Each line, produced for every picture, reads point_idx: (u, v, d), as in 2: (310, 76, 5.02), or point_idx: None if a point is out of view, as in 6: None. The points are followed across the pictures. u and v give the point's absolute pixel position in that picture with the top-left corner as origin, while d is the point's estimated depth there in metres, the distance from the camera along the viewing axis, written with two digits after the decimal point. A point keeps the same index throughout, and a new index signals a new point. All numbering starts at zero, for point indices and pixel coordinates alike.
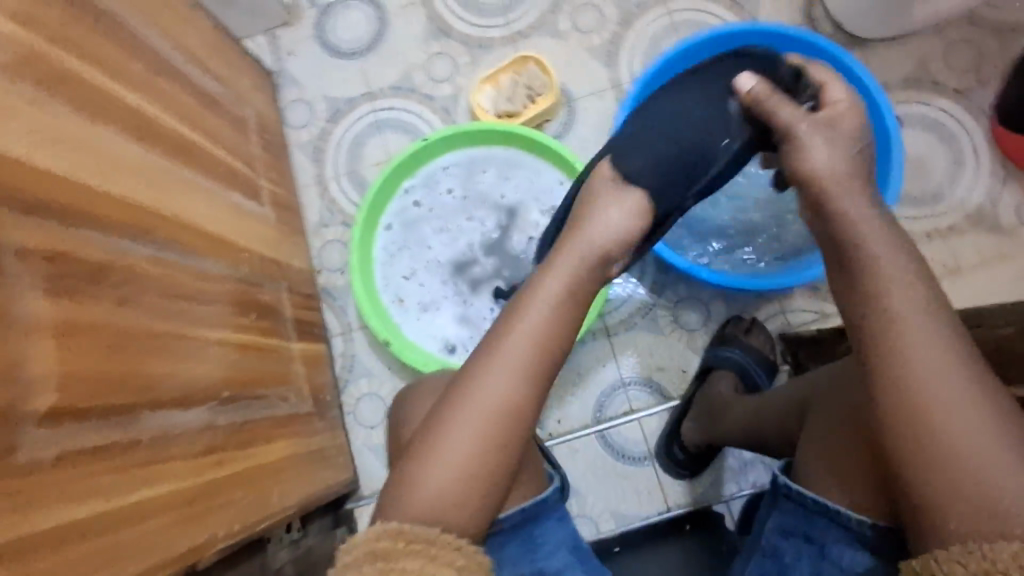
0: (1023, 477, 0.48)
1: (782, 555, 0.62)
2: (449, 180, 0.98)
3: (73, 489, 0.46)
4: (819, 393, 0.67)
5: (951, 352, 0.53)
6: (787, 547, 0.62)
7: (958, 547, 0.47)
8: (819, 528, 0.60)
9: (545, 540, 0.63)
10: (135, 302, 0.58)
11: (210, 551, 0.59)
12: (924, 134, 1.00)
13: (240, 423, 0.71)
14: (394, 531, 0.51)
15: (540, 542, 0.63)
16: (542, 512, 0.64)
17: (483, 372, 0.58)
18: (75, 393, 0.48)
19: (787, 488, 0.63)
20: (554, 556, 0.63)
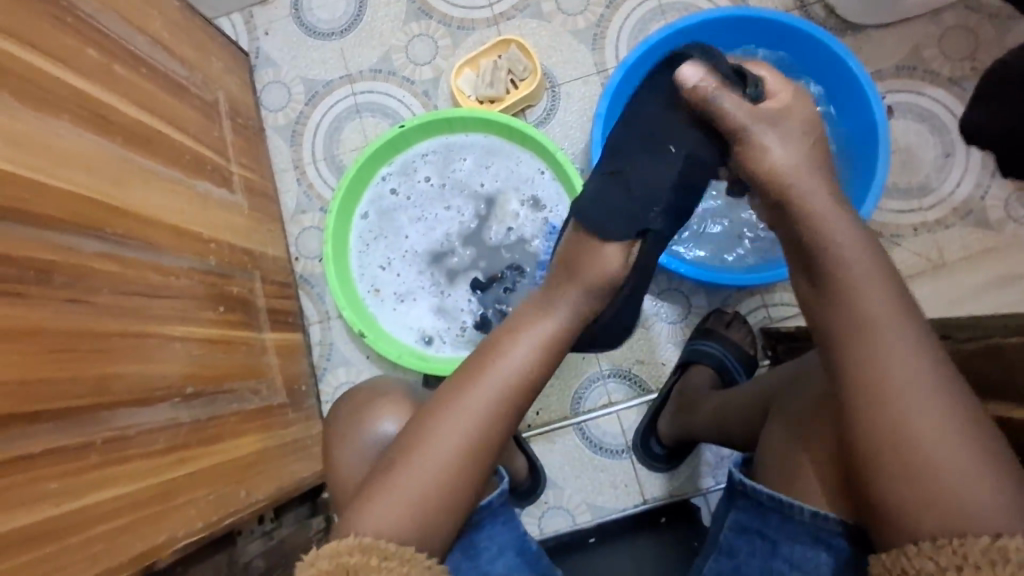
0: (987, 490, 0.47)
1: (736, 554, 0.59)
2: (426, 168, 0.96)
3: (18, 496, 0.45)
4: (783, 392, 0.66)
5: (923, 357, 0.52)
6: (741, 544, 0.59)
7: (928, 542, 0.46)
8: (773, 525, 0.57)
9: (488, 548, 0.61)
10: (87, 301, 0.57)
11: (171, 550, 0.59)
12: (915, 125, 0.97)
13: (205, 419, 0.70)
14: (362, 544, 0.51)
15: (481, 549, 0.61)
16: (490, 518, 0.62)
17: (459, 399, 0.61)
18: (21, 397, 0.47)
19: (742, 485, 0.60)
20: (497, 561, 0.61)
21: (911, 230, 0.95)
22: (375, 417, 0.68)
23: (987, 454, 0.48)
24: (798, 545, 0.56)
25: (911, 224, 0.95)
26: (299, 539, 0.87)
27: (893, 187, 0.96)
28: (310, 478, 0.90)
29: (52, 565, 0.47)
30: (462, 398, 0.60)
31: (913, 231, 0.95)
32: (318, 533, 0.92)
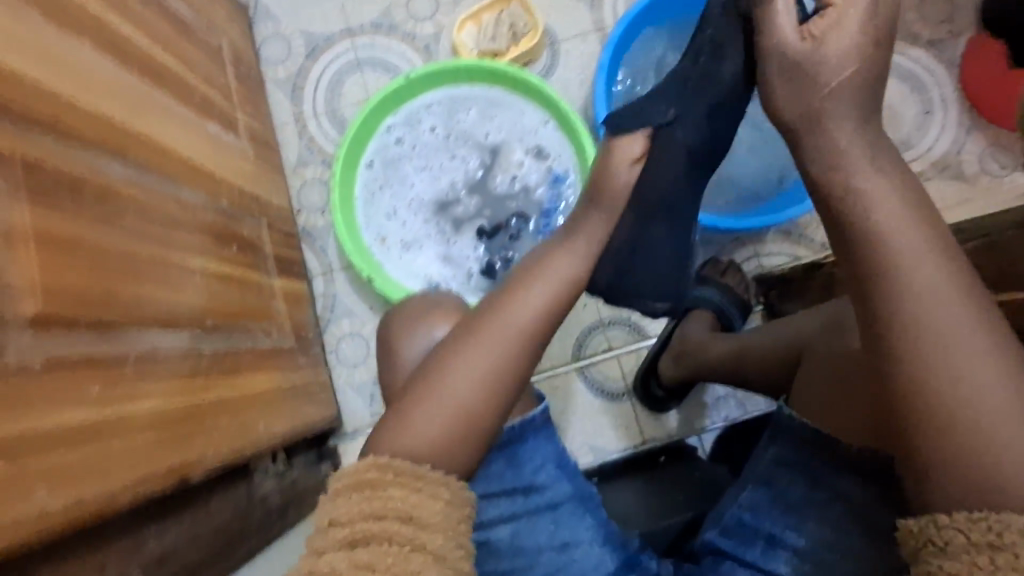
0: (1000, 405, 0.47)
1: (775, 481, 0.61)
2: (431, 118, 0.97)
3: (64, 395, 0.46)
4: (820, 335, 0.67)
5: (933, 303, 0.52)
6: (781, 475, 0.61)
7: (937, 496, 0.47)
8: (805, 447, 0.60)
9: (529, 459, 0.65)
10: (115, 221, 0.57)
11: (200, 468, 0.60)
12: (898, 83, 1.02)
13: (225, 351, 0.71)
14: (382, 464, 0.53)
15: (524, 460, 0.65)
16: (529, 434, 0.65)
17: (472, 342, 0.60)
18: (62, 302, 0.48)
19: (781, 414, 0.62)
20: (541, 471, 0.65)
21: None
22: (399, 345, 0.70)
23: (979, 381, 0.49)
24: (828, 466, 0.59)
25: None
26: (308, 480, 0.88)
27: None
28: (319, 421, 0.91)
29: (99, 465, 0.48)
30: (477, 348, 0.60)
31: None
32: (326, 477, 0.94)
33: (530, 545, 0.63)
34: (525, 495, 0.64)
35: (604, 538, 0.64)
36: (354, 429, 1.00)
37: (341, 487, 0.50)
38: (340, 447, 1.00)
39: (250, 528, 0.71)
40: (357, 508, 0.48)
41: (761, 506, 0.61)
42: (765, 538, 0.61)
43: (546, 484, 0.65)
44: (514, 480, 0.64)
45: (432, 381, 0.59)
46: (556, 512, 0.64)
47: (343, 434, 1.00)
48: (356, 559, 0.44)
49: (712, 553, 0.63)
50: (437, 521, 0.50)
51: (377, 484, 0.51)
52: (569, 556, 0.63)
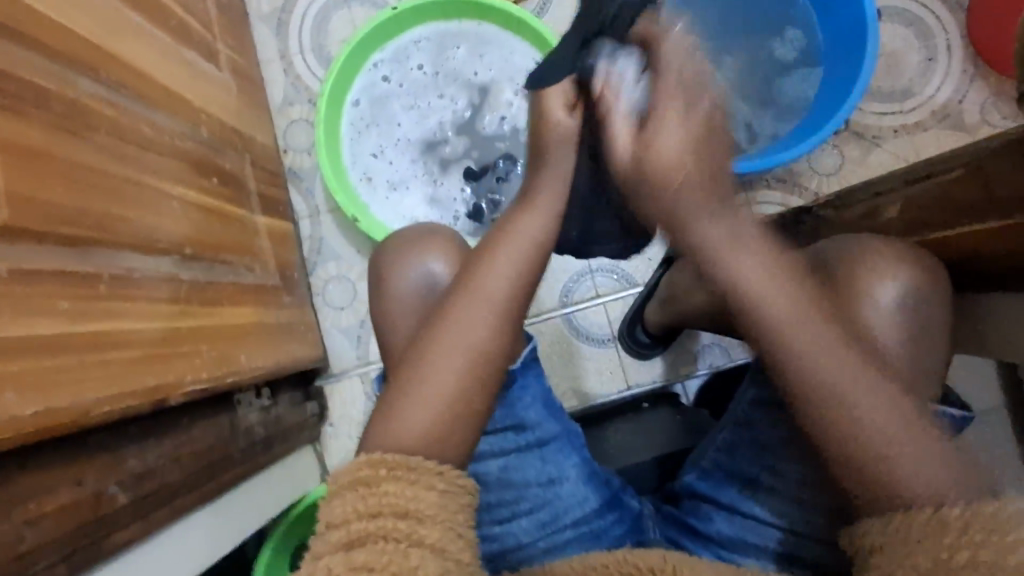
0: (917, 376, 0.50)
1: (756, 426, 0.62)
2: (419, 54, 0.94)
3: (33, 304, 0.46)
4: None
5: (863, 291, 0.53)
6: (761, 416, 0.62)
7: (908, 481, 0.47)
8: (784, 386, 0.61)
9: (522, 398, 0.64)
10: (86, 138, 0.56)
11: (179, 392, 0.60)
12: (901, 29, 0.99)
13: (205, 282, 0.70)
14: (375, 459, 0.47)
15: (515, 399, 0.64)
16: (520, 375, 0.64)
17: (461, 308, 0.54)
18: (30, 213, 0.47)
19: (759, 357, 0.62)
20: (531, 409, 0.64)
21: (891, 132, 0.98)
22: (383, 272, 0.68)
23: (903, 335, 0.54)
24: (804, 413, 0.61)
25: (890, 126, 0.98)
26: (294, 418, 0.89)
27: (876, 90, 0.99)
28: (304, 360, 0.91)
29: (71, 378, 0.48)
30: (459, 316, 0.54)
31: (893, 133, 0.98)
32: (311, 417, 0.95)
33: (519, 480, 0.63)
34: (516, 432, 0.63)
35: (588, 477, 0.65)
36: (340, 371, 1.01)
37: (338, 487, 0.46)
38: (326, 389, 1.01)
39: (234, 456, 0.72)
40: (352, 509, 0.44)
41: (740, 447, 0.62)
42: (741, 480, 0.62)
43: (535, 422, 0.65)
44: (506, 418, 0.63)
45: (427, 346, 0.54)
46: (544, 450, 0.64)
47: (330, 375, 1.01)
48: (352, 560, 0.40)
49: (691, 495, 0.65)
50: (434, 513, 0.45)
51: (371, 482, 0.46)
52: (554, 493, 0.63)
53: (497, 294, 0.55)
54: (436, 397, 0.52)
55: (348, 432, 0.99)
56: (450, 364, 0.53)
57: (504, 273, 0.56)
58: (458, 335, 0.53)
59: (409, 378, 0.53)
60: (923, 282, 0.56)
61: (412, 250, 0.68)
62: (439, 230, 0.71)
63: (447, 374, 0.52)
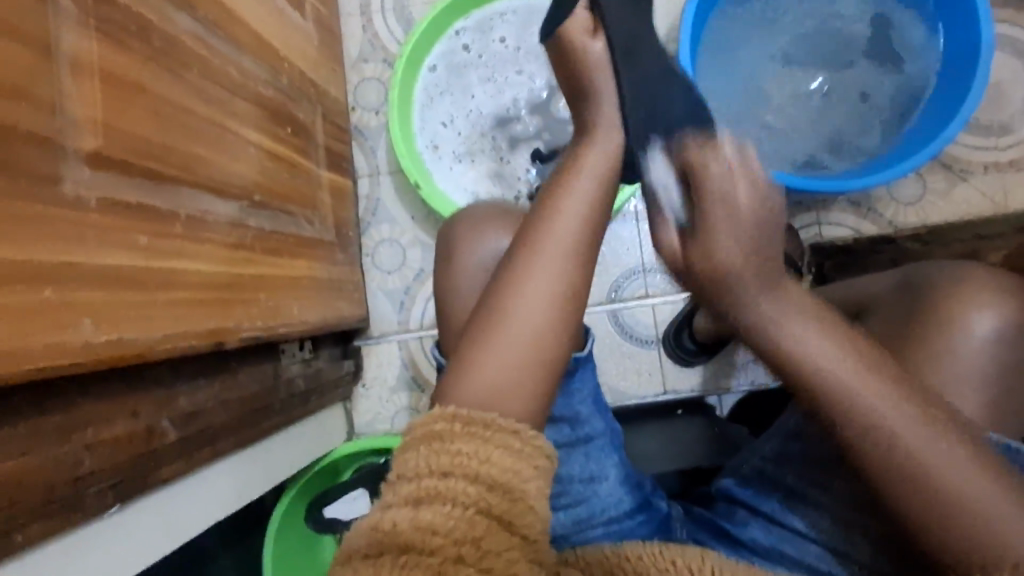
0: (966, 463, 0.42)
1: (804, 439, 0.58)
2: (503, 27, 0.92)
3: (114, 235, 0.46)
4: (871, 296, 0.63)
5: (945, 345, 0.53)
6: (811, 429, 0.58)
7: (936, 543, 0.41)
8: None
9: (580, 391, 0.62)
10: (179, 75, 0.56)
11: (235, 338, 0.61)
12: (1013, 60, 0.93)
13: (268, 231, 0.70)
14: (450, 415, 0.44)
15: (573, 391, 0.62)
16: (582, 365, 0.62)
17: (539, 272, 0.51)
18: (121, 144, 0.48)
19: None
20: (583, 404, 0.62)
21: (982, 168, 0.93)
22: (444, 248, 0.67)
23: (979, 388, 0.52)
24: None
25: (982, 161, 0.93)
26: (332, 373, 0.90)
27: (974, 122, 0.94)
28: (348, 319, 0.91)
29: (139, 312, 0.48)
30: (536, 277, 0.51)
31: (984, 169, 0.93)
32: (347, 374, 0.96)
33: (564, 474, 0.61)
34: (570, 426, 0.62)
35: (625, 478, 0.62)
36: (381, 333, 1.01)
37: (412, 440, 0.43)
38: (364, 348, 1.01)
39: (274, 406, 0.72)
40: (423, 464, 0.41)
41: (786, 459, 0.59)
42: (784, 490, 0.59)
43: (587, 417, 0.63)
44: (564, 408, 0.61)
45: (489, 317, 0.50)
46: (589, 446, 0.62)
47: (369, 336, 1.01)
48: (418, 519, 0.37)
49: (727, 499, 0.62)
50: (506, 480, 0.41)
51: (445, 436, 0.42)
52: (593, 490, 0.61)
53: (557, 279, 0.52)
54: (503, 361, 0.48)
55: (380, 395, 1.00)
56: (515, 343, 0.48)
57: (563, 241, 0.53)
58: (530, 290, 0.50)
59: (471, 344, 0.49)
60: None
61: (495, 224, 0.67)
62: (507, 214, 0.70)
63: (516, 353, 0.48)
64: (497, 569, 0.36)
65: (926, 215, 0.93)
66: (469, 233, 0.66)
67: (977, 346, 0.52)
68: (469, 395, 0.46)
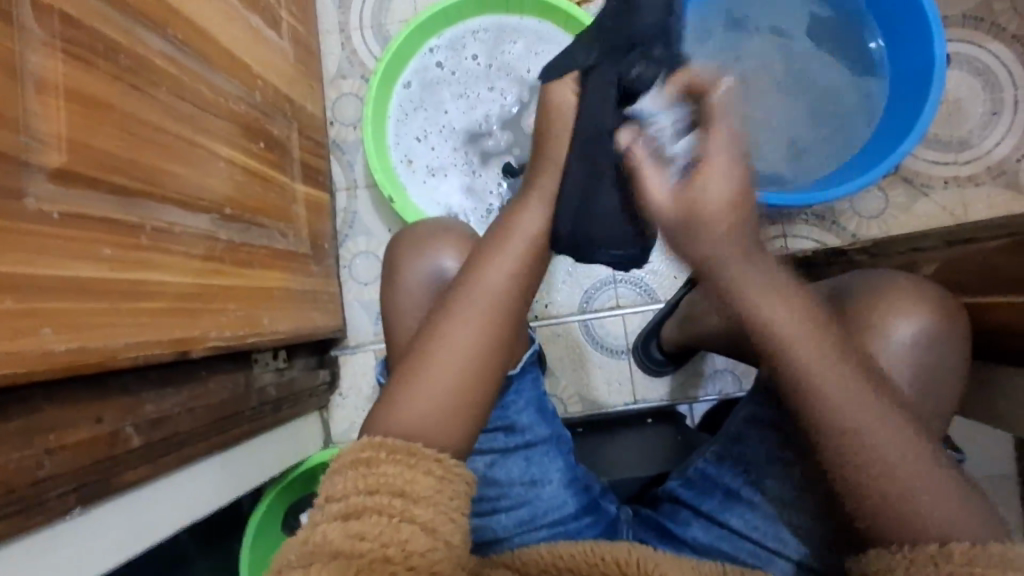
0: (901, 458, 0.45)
1: (746, 442, 0.61)
2: (476, 45, 0.95)
3: (75, 248, 0.48)
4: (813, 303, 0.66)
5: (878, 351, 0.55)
6: (753, 433, 0.60)
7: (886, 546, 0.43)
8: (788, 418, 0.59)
9: (516, 402, 0.64)
10: (148, 94, 0.58)
11: (202, 346, 0.62)
12: (970, 77, 0.96)
13: (238, 243, 0.72)
14: (376, 442, 0.46)
15: (509, 402, 0.64)
16: (517, 378, 0.64)
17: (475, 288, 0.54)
18: (86, 160, 0.50)
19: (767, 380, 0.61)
20: (523, 413, 0.64)
21: (941, 182, 0.96)
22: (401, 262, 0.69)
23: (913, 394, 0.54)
24: None
25: (941, 175, 0.96)
26: (307, 383, 0.92)
27: (932, 136, 0.96)
28: (322, 329, 0.93)
29: (99, 321, 0.49)
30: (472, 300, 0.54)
31: (943, 184, 0.96)
32: (322, 384, 0.97)
33: (503, 479, 0.62)
34: (506, 433, 0.63)
35: (570, 481, 0.64)
36: (357, 343, 1.03)
37: (340, 465, 0.46)
38: (340, 358, 1.03)
39: (243, 413, 0.74)
40: (350, 486, 0.43)
41: (729, 460, 0.61)
42: (724, 490, 0.61)
43: (527, 425, 0.64)
44: (499, 419, 0.63)
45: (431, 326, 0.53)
46: (530, 450, 0.63)
47: (345, 346, 1.03)
48: (347, 529, 0.41)
49: (672, 500, 0.64)
50: (430, 494, 0.44)
51: (370, 461, 0.45)
52: (536, 493, 0.62)
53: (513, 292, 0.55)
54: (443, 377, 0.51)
55: (355, 404, 1.01)
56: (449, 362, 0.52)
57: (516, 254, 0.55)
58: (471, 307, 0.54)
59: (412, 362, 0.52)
60: (944, 341, 0.56)
61: (454, 240, 0.68)
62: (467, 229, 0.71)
63: (449, 369, 0.52)
64: (421, 569, 0.40)
65: (888, 228, 0.96)
66: (426, 247, 0.68)
67: (911, 352, 0.55)
68: (397, 415, 0.50)
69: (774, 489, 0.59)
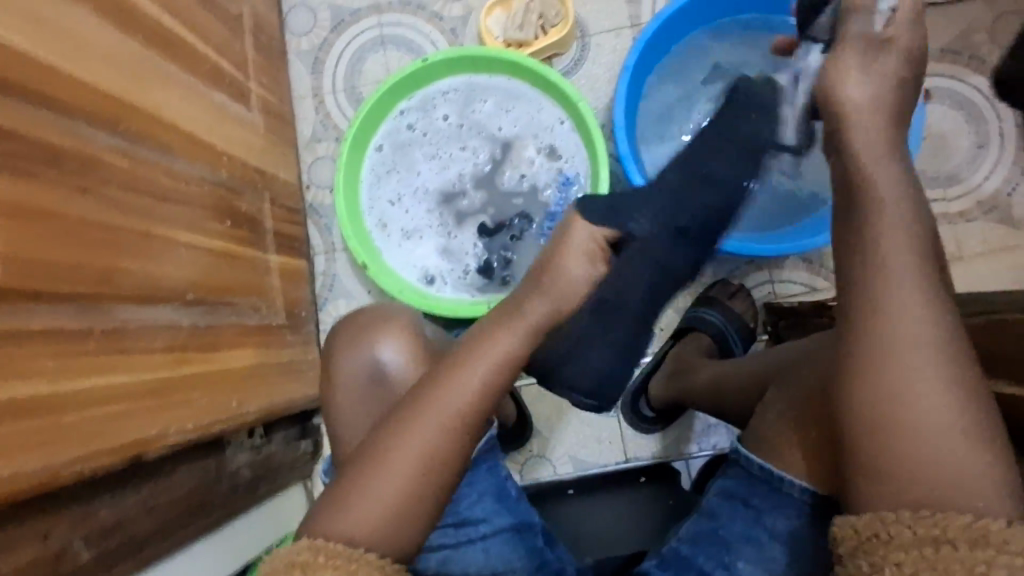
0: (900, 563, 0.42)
1: (718, 518, 0.58)
2: (446, 105, 0.94)
3: (10, 366, 0.46)
4: (786, 366, 0.63)
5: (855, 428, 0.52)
6: (726, 510, 0.58)
7: None
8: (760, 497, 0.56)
9: (467, 495, 0.62)
10: (98, 194, 0.57)
11: (160, 444, 0.61)
12: (952, 111, 0.94)
13: (203, 327, 0.71)
14: (314, 546, 0.45)
15: (460, 495, 0.62)
16: (470, 467, 0.62)
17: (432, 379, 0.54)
18: (26, 273, 0.48)
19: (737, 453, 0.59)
20: (477, 504, 0.62)
21: None
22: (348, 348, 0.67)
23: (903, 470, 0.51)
24: (781, 522, 0.55)
25: (932, 212, 0.93)
26: (286, 457, 0.90)
27: (918, 174, 0.94)
28: (301, 400, 0.91)
29: (37, 441, 0.47)
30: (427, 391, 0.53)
31: (933, 221, 0.92)
32: (304, 455, 0.95)
33: (459, 572, 0.59)
34: (456, 527, 0.61)
35: (537, 568, 0.60)
36: None
37: (273, 570, 0.43)
38: (323, 426, 1.01)
39: (213, 502, 0.72)
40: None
41: (702, 540, 0.59)
42: (698, 574, 0.58)
43: (483, 516, 0.62)
44: (451, 514, 0.61)
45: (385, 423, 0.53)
46: (488, 540, 0.61)
47: None
48: None
49: None
50: None
51: (308, 567, 0.43)
52: None
53: (468, 381, 0.54)
54: (394, 474, 0.50)
55: None
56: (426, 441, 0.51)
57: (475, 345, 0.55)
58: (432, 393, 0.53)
59: (365, 456, 0.52)
60: None
61: (399, 326, 0.66)
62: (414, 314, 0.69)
63: (404, 460, 0.50)
64: None
65: None
66: (372, 332, 0.66)
67: None
68: (348, 517, 0.49)
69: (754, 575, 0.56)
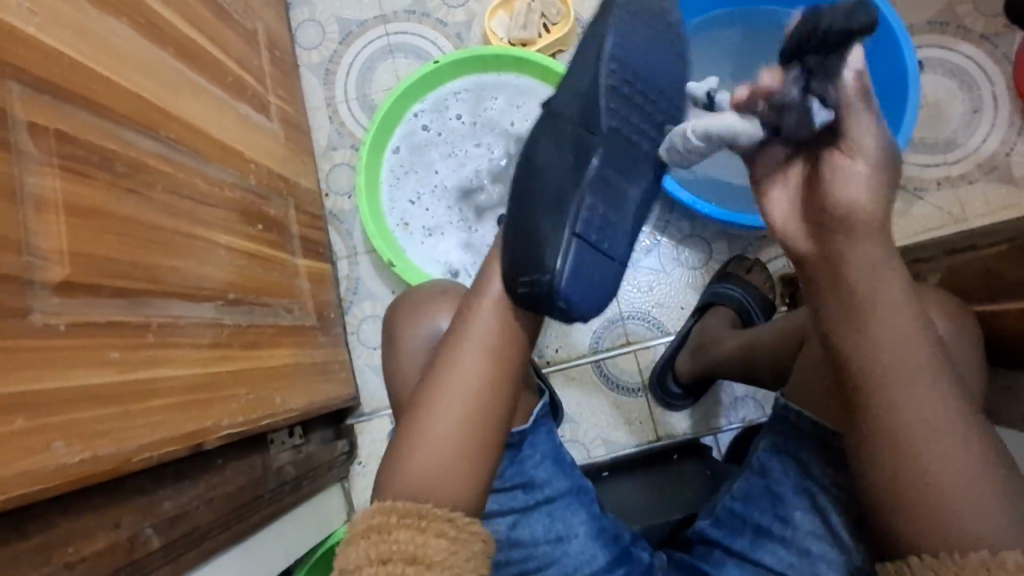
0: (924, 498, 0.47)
1: (767, 474, 0.60)
2: (458, 105, 0.98)
3: (80, 357, 0.48)
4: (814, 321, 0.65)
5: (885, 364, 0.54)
6: (774, 465, 0.60)
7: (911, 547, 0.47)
8: (804, 450, 0.58)
9: (531, 456, 0.63)
10: (146, 196, 0.60)
11: (214, 436, 0.63)
12: (945, 79, 0.97)
13: (244, 325, 0.72)
14: (387, 508, 0.51)
15: (526, 459, 0.63)
16: (530, 433, 0.64)
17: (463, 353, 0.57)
18: (89, 269, 0.51)
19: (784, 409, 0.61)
20: (541, 468, 0.63)
21: (935, 184, 0.96)
22: (397, 333, 0.70)
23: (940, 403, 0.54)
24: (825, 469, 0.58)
25: (934, 177, 0.96)
26: (325, 457, 0.91)
27: (918, 141, 0.97)
28: (335, 399, 0.93)
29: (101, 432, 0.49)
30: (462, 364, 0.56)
31: (937, 185, 0.96)
32: (341, 455, 0.96)
33: (527, 538, 0.62)
34: (525, 490, 0.63)
35: (597, 532, 0.63)
36: (372, 408, 1.03)
37: (354, 534, 0.49)
38: (357, 426, 1.02)
39: (265, 496, 0.73)
40: (362, 554, 0.47)
41: (754, 497, 0.60)
42: (753, 528, 0.60)
43: (546, 479, 0.63)
44: (516, 476, 0.63)
45: (431, 396, 0.56)
46: (552, 505, 0.63)
47: (361, 414, 1.02)
48: None
49: (703, 541, 0.62)
50: (442, 557, 0.47)
51: (382, 528, 0.49)
52: (563, 550, 0.62)
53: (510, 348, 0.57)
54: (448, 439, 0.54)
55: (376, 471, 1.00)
56: (457, 414, 0.55)
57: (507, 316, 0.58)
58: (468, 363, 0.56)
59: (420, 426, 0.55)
60: (950, 346, 0.58)
61: (447, 309, 0.69)
62: (461, 290, 0.72)
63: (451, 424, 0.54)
64: None
65: None
66: (419, 315, 0.69)
67: None
68: (409, 486, 0.53)
69: (807, 523, 0.58)
